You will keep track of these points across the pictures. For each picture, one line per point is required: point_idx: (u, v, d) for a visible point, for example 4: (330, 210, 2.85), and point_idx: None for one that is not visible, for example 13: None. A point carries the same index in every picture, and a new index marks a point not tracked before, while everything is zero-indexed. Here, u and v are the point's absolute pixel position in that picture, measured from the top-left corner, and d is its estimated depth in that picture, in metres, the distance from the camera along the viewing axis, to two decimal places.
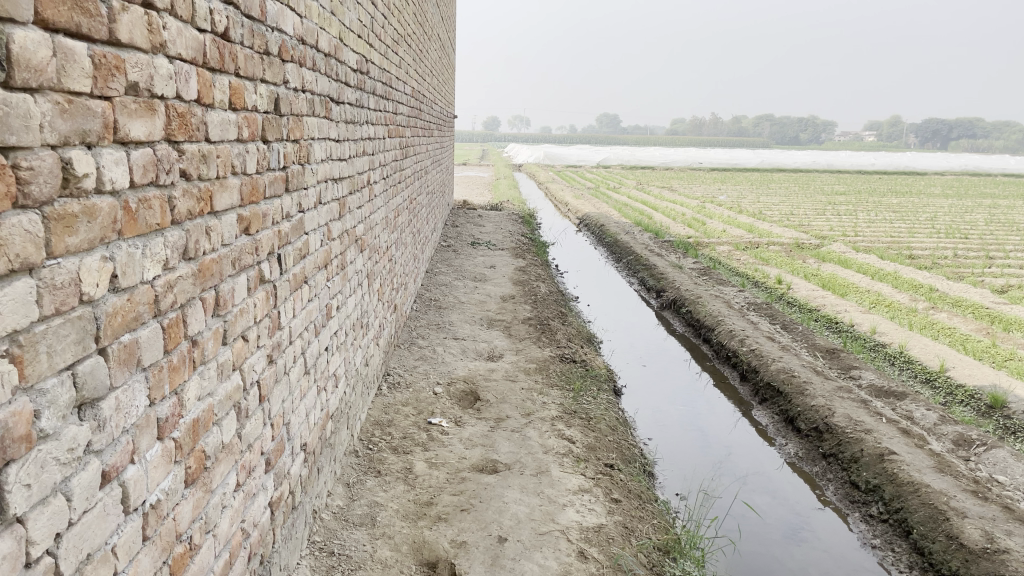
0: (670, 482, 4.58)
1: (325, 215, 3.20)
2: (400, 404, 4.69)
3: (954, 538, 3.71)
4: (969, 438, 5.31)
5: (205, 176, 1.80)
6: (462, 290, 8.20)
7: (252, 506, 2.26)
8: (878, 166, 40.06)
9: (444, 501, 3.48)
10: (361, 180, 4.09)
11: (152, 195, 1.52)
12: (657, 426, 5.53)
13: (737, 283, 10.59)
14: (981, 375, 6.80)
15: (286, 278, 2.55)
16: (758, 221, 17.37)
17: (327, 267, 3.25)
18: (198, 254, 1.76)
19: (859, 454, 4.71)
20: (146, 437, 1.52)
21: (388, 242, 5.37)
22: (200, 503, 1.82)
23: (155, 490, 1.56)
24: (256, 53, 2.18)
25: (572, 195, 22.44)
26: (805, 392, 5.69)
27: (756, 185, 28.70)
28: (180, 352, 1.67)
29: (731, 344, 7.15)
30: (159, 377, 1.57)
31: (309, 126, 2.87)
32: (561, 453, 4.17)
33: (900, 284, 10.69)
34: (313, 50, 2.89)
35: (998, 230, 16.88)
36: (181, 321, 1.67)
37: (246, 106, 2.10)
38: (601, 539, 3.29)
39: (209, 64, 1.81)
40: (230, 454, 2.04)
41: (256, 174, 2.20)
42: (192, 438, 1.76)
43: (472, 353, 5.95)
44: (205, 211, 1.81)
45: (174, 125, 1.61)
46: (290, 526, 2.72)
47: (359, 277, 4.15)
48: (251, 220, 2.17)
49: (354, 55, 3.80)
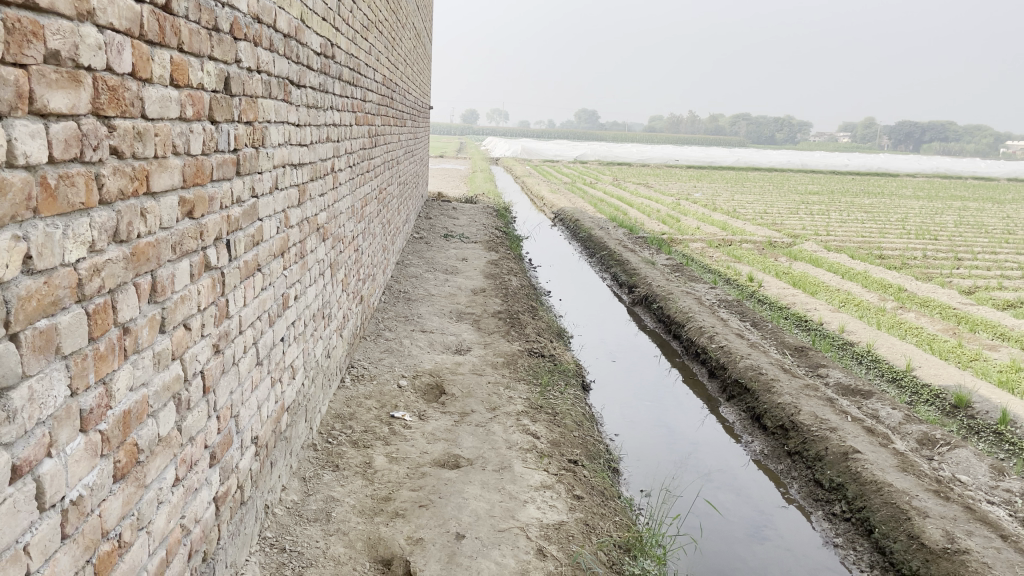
0: (635, 479, 4.55)
1: (282, 202, 3.10)
2: (362, 397, 4.61)
3: (914, 538, 3.71)
4: (933, 437, 5.33)
5: (140, 155, 1.70)
6: (432, 282, 8.12)
7: (194, 502, 2.16)
8: (851, 166, 40.44)
9: (403, 497, 3.41)
10: (324, 167, 3.99)
11: (76, 172, 1.43)
12: (623, 422, 5.49)
13: (708, 280, 10.59)
14: (946, 374, 6.87)
15: (235, 265, 2.45)
16: (732, 219, 17.42)
17: (284, 255, 3.15)
18: (131, 237, 1.67)
19: (823, 452, 4.70)
20: (66, 429, 1.43)
21: (354, 231, 5.27)
22: (131, 499, 1.73)
23: (77, 486, 1.47)
24: (203, 29, 2.09)
25: (549, 189, 22.38)
26: (772, 389, 5.67)
27: (730, 183, 28.72)
28: (108, 341, 1.57)
29: (700, 340, 7.13)
30: (83, 366, 1.48)
31: (265, 109, 2.78)
32: (524, 448, 4.10)
33: (869, 283, 10.76)
34: (270, 31, 2.79)
35: (966, 232, 17.06)
36: (109, 307, 1.58)
37: (190, 84, 2.00)
38: (560, 537, 3.24)
39: (146, 36, 1.71)
40: (168, 448, 1.94)
41: (201, 156, 2.11)
42: (122, 432, 1.67)
43: (439, 347, 5.87)
44: (140, 192, 1.71)
45: (103, 99, 1.52)
46: (238, 522, 2.62)
47: (321, 266, 4.04)
48: (195, 204, 2.07)
49: (318, 38, 3.69)
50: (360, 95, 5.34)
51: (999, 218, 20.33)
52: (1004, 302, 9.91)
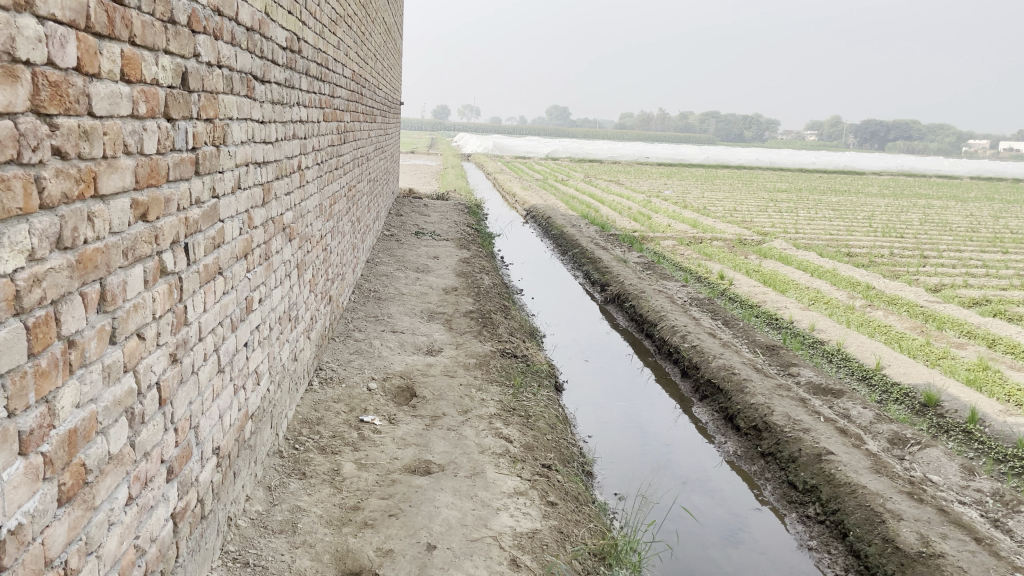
0: (609, 482, 4.49)
1: (245, 201, 2.98)
2: (331, 401, 4.49)
3: (889, 541, 3.70)
4: (904, 437, 5.35)
5: (87, 155, 1.59)
6: (402, 281, 7.99)
7: (150, 520, 2.05)
8: (818, 164, 40.88)
9: (372, 506, 3.31)
10: (290, 165, 3.87)
11: (11, 175, 1.32)
12: (597, 423, 5.43)
13: (680, 277, 10.60)
14: (916, 373, 6.90)
15: (194, 270, 2.34)
16: (702, 216, 17.47)
17: (248, 258, 3.03)
18: (77, 244, 1.56)
19: (797, 453, 4.68)
20: (3, 453, 1.32)
21: (323, 230, 5.15)
22: (78, 523, 1.62)
23: (16, 513, 1.36)
24: (158, 21, 1.97)
25: (521, 186, 22.24)
26: (745, 389, 5.65)
27: (700, 180, 28.81)
28: (50, 356, 1.46)
29: (673, 340, 7.09)
30: (21, 385, 1.37)
31: (226, 105, 2.66)
32: (497, 453, 4.02)
33: (838, 281, 10.82)
34: (231, 24, 2.67)
35: (931, 230, 17.28)
36: (52, 320, 1.47)
37: (143, 79, 1.89)
38: (534, 546, 3.17)
39: (94, 28, 1.59)
40: (120, 466, 1.83)
41: (157, 155, 2.00)
42: (68, 451, 1.56)
43: (410, 348, 5.76)
44: (87, 195, 1.60)
45: (43, 95, 1.41)
46: (199, 537, 2.51)
47: (287, 267, 3.92)
48: (150, 206, 1.96)
49: (283, 32, 3.57)
50: (328, 90, 5.21)
51: (961, 216, 20.67)
52: (970, 300, 10.03)
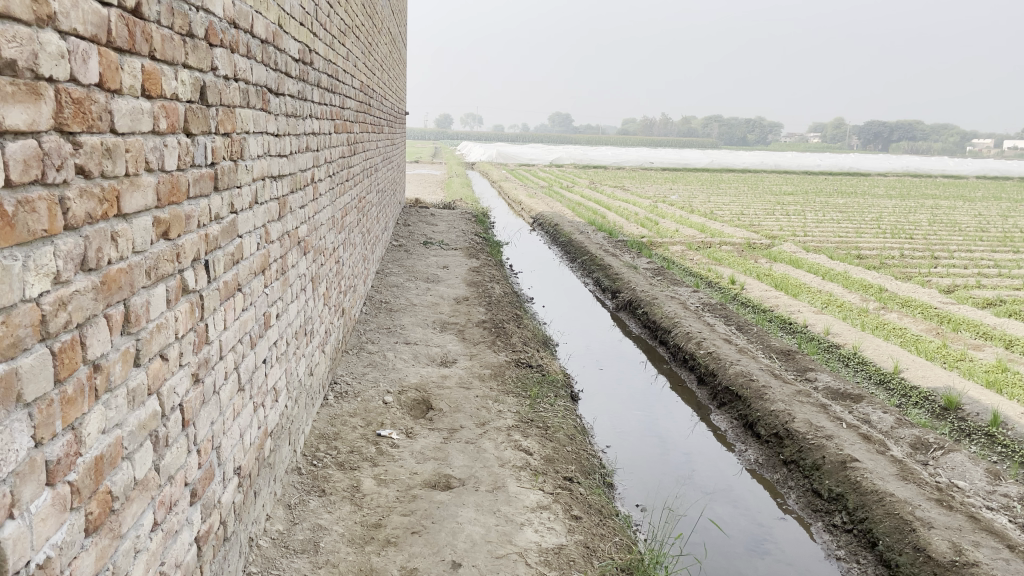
0: (631, 493, 4.43)
1: (262, 216, 2.94)
2: (347, 415, 4.44)
3: (921, 550, 3.62)
4: (927, 442, 5.27)
5: (110, 173, 1.55)
6: (413, 291, 7.95)
7: (175, 544, 2.00)
8: (823, 166, 40.76)
9: (394, 523, 3.25)
10: (303, 178, 3.83)
11: (36, 196, 1.27)
12: (615, 433, 5.36)
13: (691, 283, 10.52)
14: (934, 376, 6.81)
15: (214, 287, 2.29)
16: (710, 221, 17.39)
17: (265, 273, 2.99)
18: (101, 265, 1.51)
19: (821, 461, 4.61)
20: (31, 485, 1.27)
21: (335, 242, 5.11)
22: (105, 552, 1.57)
23: (43, 547, 1.31)
24: (177, 35, 1.93)
25: (526, 194, 22.15)
26: (764, 396, 5.57)
27: (705, 185, 28.69)
28: (76, 382, 1.42)
29: (688, 346, 7.03)
30: (47, 414, 1.32)
31: (243, 119, 2.62)
32: (518, 466, 3.97)
33: (851, 283, 10.74)
34: (246, 37, 2.64)
35: (940, 230, 17.18)
36: (77, 344, 1.42)
37: (163, 94, 1.84)
38: (561, 562, 3.11)
39: (115, 43, 1.55)
40: (145, 491, 1.78)
41: (177, 171, 1.95)
42: (94, 480, 1.50)
43: (424, 359, 5.71)
44: (110, 215, 1.55)
45: (66, 112, 1.36)
46: (221, 560, 2.46)
47: (302, 281, 3.88)
48: (171, 224, 1.92)
49: (295, 44, 3.53)
50: (339, 101, 5.18)
51: (969, 215, 20.55)
52: (984, 300, 9.94)
